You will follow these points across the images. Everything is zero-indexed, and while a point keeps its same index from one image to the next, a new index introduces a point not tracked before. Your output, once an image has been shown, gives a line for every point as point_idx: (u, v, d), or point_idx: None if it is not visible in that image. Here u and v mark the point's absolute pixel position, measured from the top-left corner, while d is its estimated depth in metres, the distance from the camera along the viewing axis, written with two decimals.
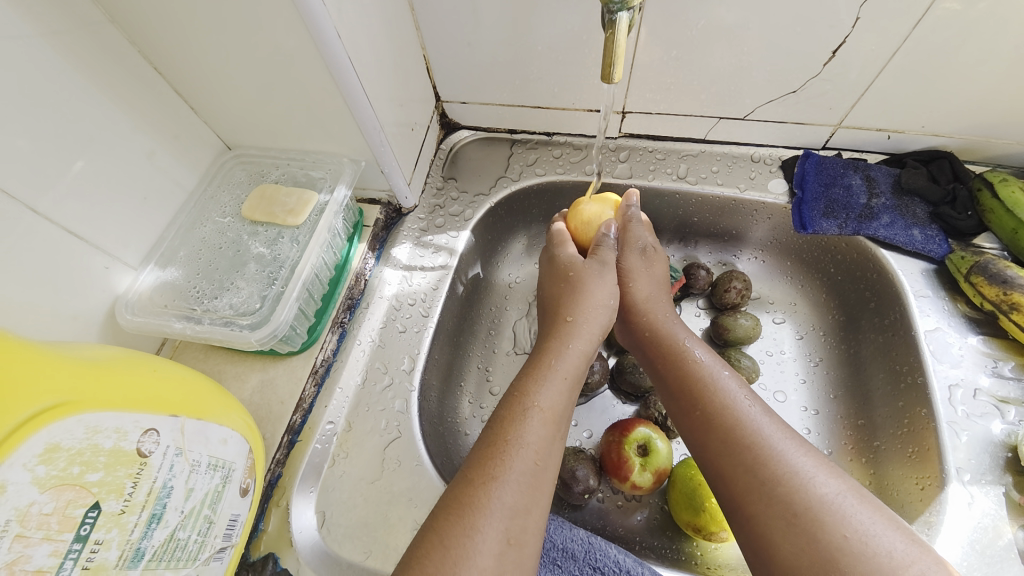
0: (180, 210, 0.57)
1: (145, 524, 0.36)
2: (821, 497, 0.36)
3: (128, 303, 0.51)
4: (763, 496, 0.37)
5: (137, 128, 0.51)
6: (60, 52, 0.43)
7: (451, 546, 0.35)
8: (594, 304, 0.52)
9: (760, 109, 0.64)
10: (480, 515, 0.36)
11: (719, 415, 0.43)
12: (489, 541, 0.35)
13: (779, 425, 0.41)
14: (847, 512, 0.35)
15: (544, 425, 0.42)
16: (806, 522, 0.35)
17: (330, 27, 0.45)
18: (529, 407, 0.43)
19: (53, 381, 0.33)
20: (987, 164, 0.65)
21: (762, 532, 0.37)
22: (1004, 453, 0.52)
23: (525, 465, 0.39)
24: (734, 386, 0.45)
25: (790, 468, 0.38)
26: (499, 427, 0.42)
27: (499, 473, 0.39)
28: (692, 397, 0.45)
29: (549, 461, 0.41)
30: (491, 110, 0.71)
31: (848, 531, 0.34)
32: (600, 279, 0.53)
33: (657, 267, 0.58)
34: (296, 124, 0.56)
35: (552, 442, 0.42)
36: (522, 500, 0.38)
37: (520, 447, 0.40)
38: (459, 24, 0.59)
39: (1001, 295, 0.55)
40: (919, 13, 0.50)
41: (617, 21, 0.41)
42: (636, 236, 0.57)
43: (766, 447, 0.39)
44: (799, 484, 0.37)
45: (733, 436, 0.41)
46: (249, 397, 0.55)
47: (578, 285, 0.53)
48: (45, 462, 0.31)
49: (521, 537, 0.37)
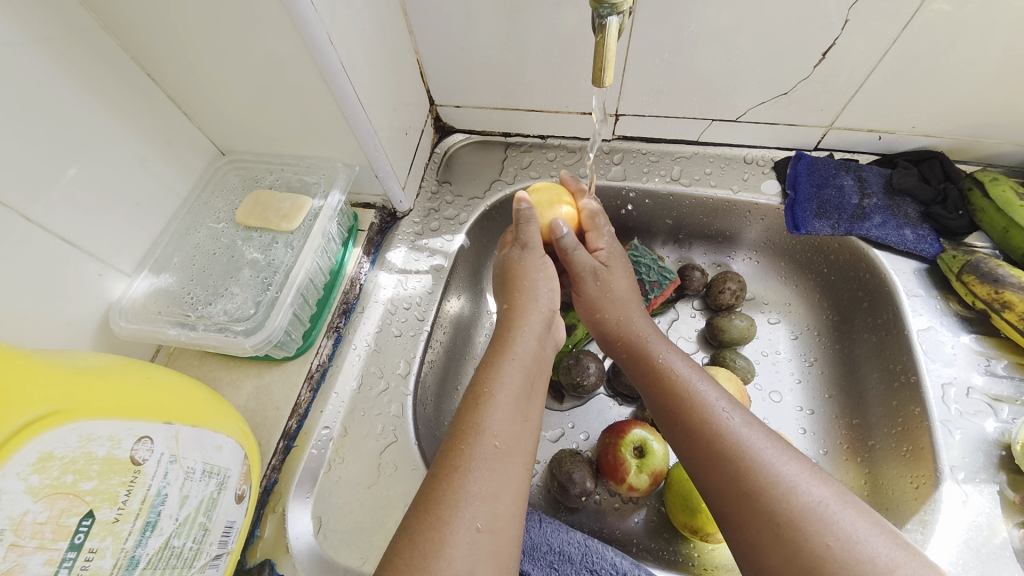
0: (174, 216, 0.57)
1: (139, 532, 0.36)
2: (805, 505, 0.36)
3: (122, 310, 0.51)
4: (749, 506, 0.38)
5: (130, 134, 0.51)
6: (53, 59, 0.43)
7: (420, 540, 0.35)
8: (527, 283, 0.54)
9: (752, 111, 0.64)
10: (448, 507, 0.37)
11: (700, 428, 0.43)
12: (460, 532, 0.36)
13: (763, 433, 0.41)
14: (831, 519, 0.35)
15: (503, 410, 0.43)
16: (791, 532, 0.35)
17: (322, 33, 0.45)
18: (482, 394, 0.43)
19: (46, 389, 0.33)
20: (977, 164, 0.65)
21: (752, 542, 0.37)
22: (998, 451, 0.52)
23: (486, 450, 0.40)
24: (712, 397, 0.45)
25: (774, 477, 0.38)
26: (459, 419, 0.42)
27: (461, 462, 0.39)
28: (673, 412, 0.46)
29: (514, 444, 0.41)
30: (485, 113, 0.71)
31: (832, 539, 0.34)
32: (523, 258, 0.55)
33: (616, 284, 0.56)
34: (289, 129, 0.56)
35: (513, 425, 0.42)
36: (489, 486, 0.38)
37: (479, 433, 0.41)
38: (452, 28, 0.59)
39: (992, 294, 0.55)
40: (908, 14, 0.51)
41: (607, 25, 0.41)
42: (582, 265, 0.56)
43: (748, 456, 0.39)
44: (783, 493, 0.37)
45: (715, 447, 0.41)
46: (245, 403, 0.55)
47: (507, 273, 0.55)
48: (39, 471, 0.31)
49: (494, 525, 0.37)
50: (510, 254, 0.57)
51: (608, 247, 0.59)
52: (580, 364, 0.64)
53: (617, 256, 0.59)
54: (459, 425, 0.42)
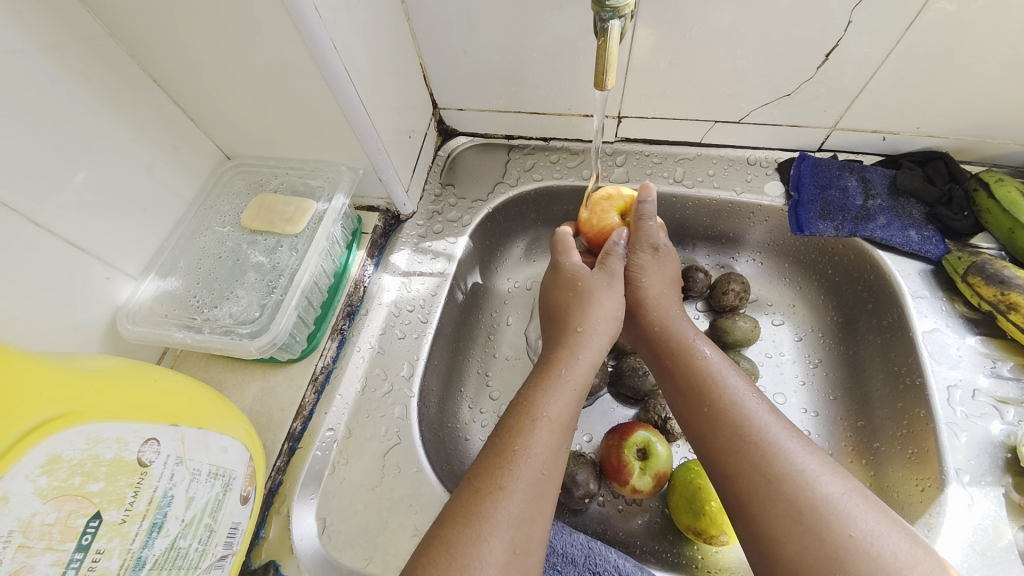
0: (180, 220, 0.58)
1: (146, 533, 0.37)
2: (826, 497, 0.36)
3: (129, 313, 0.52)
4: (768, 493, 0.37)
5: (137, 140, 0.52)
6: (60, 66, 0.44)
7: (457, 555, 0.35)
8: (604, 318, 0.51)
9: (755, 112, 0.64)
10: (486, 526, 0.37)
11: (727, 412, 0.43)
12: (495, 551, 0.36)
13: (784, 425, 0.42)
14: (851, 513, 0.35)
15: (551, 434, 0.43)
16: (811, 522, 0.35)
17: (325, 37, 0.45)
18: (535, 416, 0.43)
19: (55, 392, 0.33)
20: (983, 165, 0.65)
21: (768, 531, 0.36)
22: (1004, 453, 0.52)
23: (531, 475, 0.40)
24: (741, 384, 0.45)
25: (796, 467, 0.38)
26: (507, 437, 0.42)
27: (505, 483, 0.39)
28: (700, 394, 0.45)
29: (555, 469, 0.42)
30: (488, 116, 0.71)
31: (854, 530, 0.34)
32: (607, 290, 0.53)
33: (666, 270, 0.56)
34: (294, 133, 0.57)
35: (558, 450, 0.43)
36: (528, 509, 0.39)
37: (527, 457, 0.41)
38: (455, 32, 0.60)
39: (998, 295, 0.55)
40: (910, 15, 0.50)
41: (609, 29, 0.41)
42: (647, 237, 0.56)
43: (771, 445, 0.40)
44: (805, 483, 0.37)
45: (740, 433, 0.41)
46: (250, 405, 0.55)
47: (585, 295, 0.52)
48: (47, 472, 0.31)
49: (527, 546, 0.38)
50: (593, 275, 0.54)
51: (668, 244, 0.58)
52: None
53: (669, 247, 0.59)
54: (501, 443, 0.42)
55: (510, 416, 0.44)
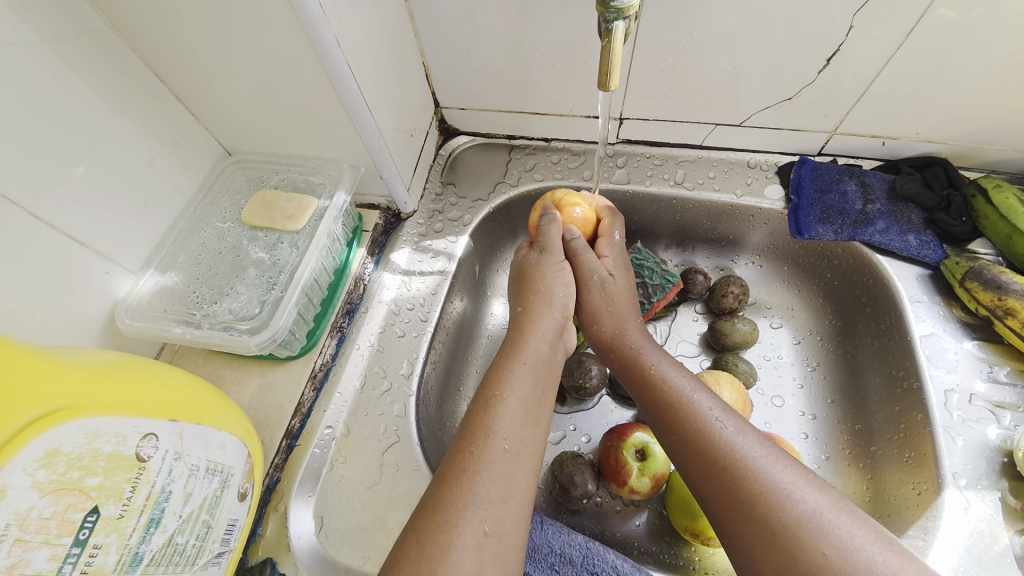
0: (180, 215, 0.57)
1: (143, 529, 0.36)
2: (800, 513, 0.36)
3: (128, 308, 0.51)
4: (743, 515, 0.38)
5: (138, 134, 0.52)
6: (62, 60, 0.44)
7: (427, 543, 0.35)
8: (543, 287, 0.54)
9: (756, 116, 0.64)
10: (456, 510, 0.37)
11: (694, 437, 0.43)
12: (467, 535, 0.36)
13: (757, 441, 0.41)
14: (826, 527, 0.35)
15: (513, 414, 0.43)
16: (786, 540, 0.35)
17: (329, 34, 0.45)
18: (493, 398, 0.44)
19: (54, 385, 0.33)
20: (982, 170, 0.65)
21: (749, 549, 0.37)
22: (1000, 457, 0.52)
23: (496, 454, 0.40)
24: (706, 405, 0.45)
25: (768, 485, 0.38)
26: (469, 420, 0.43)
27: (470, 465, 0.39)
28: (668, 422, 0.46)
29: (523, 449, 0.42)
30: (490, 116, 0.72)
31: (828, 547, 0.34)
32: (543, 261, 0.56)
33: (620, 296, 0.57)
34: (295, 129, 0.57)
35: (523, 429, 0.43)
36: (497, 490, 0.39)
37: (489, 437, 0.41)
38: (458, 31, 0.60)
39: (995, 300, 0.55)
40: (912, 22, 0.51)
41: (614, 30, 0.42)
42: (590, 269, 0.56)
43: (743, 465, 0.39)
44: (778, 502, 0.37)
45: (710, 457, 0.41)
46: (248, 402, 0.55)
47: (526, 275, 0.56)
48: (45, 466, 0.31)
49: (500, 528, 0.37)
50: (528, 257, 0.58)
51: (614, 257, 0.59)
52: (583, 366, 0.64)
53: (620, 264, 0.59)
54: (468, 429, 0.42)
55: (474, 400, 0.45)
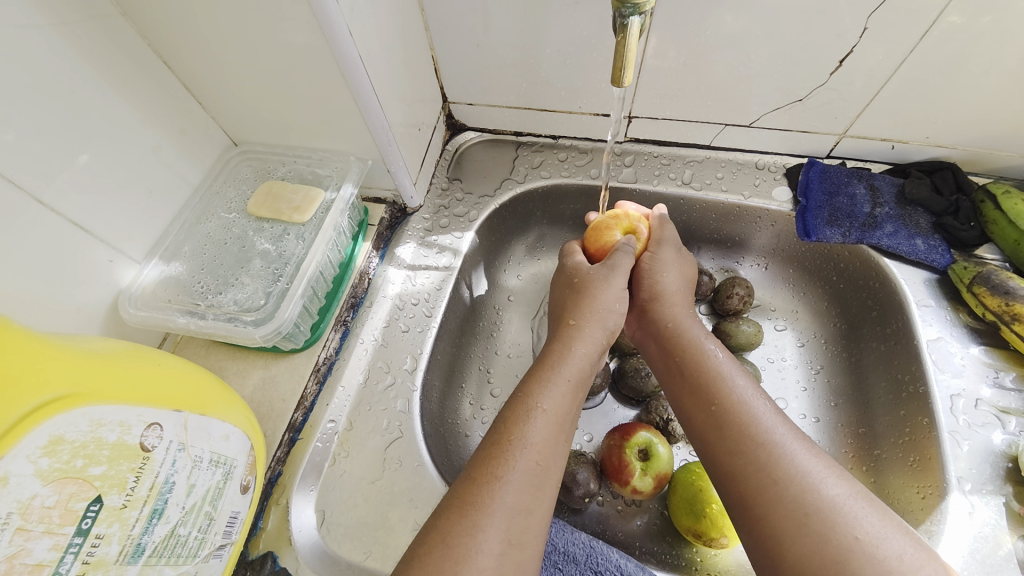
0: (186, 204, 0.57)
1: (146, 520, 0.36)
2: (832, 498, 0.36)
3: (131, 297, 0.51)
4: (775, 494, 0.37)
5: (145, 122, 0.51)
6: (69, 43, 0.43)
7: (454, 546, 0.35)
8: (599, 305, 0.52)
9: (765, 117, 0.64)
10: (483, 515, 0.37)
11: (733, 414, 0.43)
12: (490, 541, 0.36)
13: (788, 428, 0.41)
14: (857, 514, 0.35)
15: (546, 425, 0.42)
16: (817, 524, 0.35)
17: (342, 23, 0.45)
18: (531, 407, 0.43)
19: (60, 372, 0.32)
20: (990, 176, 0.65)
21: (775, 530, 0.36)
22: (1005, 463, 0.52)
23: (527, 465, 0.40)
24: (748, 385, 0.45)
25: (801, 469, 0.38)
26: (504, 427, 0.42)
27: (502, 472, 0.39)
28: (705, 396, 0.45)
29: (552, 461, 0.41)
30: (498, 112, 0.71)
31: (860, 533, 0.34)
32: (605, 284, 0.54)
33: (683, 270, 0.59)
34: (303, 120, 0.56)
35: (555, 443, 0.42)
36: (523, 501, 0.38)
37: (525, 447, 0.40)
38: (468, 24, 0.59)
39: (1003, 305, 0.55)
40: (924, 26, 0.51)
41: (629, 25, 0.41)
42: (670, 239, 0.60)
43: (778, 448, 0.40)
44: (810, 486, 0.37)
45: (746, 434, 0.41)
46: (251, 394, 0.55)
47: (580, 292, 0.54)
48: (49, 454, 0.31)
49: (522, 537, 0.37)
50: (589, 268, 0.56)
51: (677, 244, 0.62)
52: None
53: None
54: (496, 436, 0.42)
55: (508, 407, 0.44)
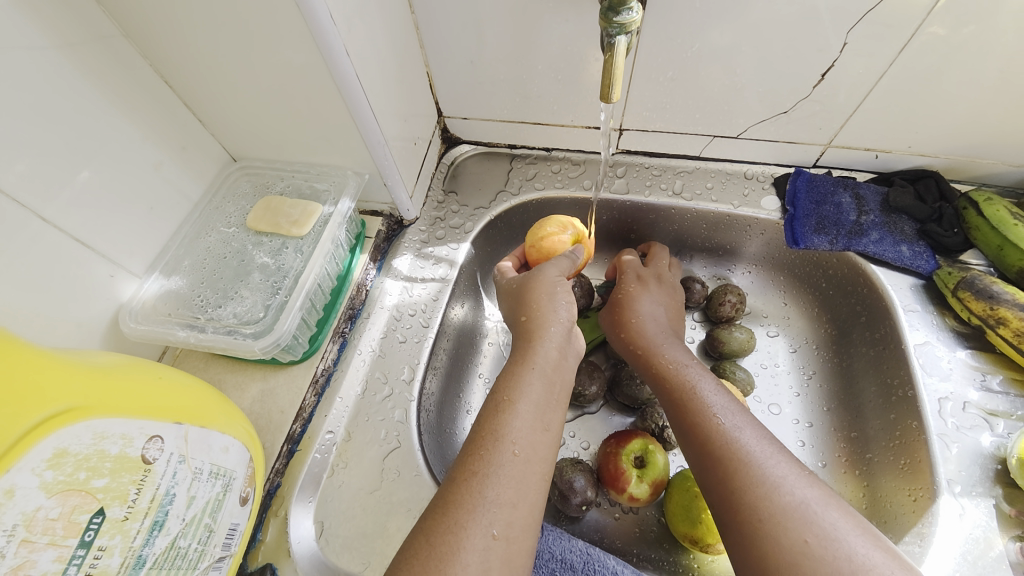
0: (186, 220, 0.58)
1: (147, 531, 0.37)
2: (788, 504, 0.38)
3: (132, 311, 0.52)
4: (734, 501, 0.39)
5: (146, 139, 0.52)
6: (74, 64, 0.45)
7: (436, 544, 0.36)
8: (545, 293, 0.54)
9: (753, 128, 0.66)
10: (464, 512, 0.37)
11: (697, 430, 0.45)
12: (474, 537, 0.36)
13: (756, 436, 0.43)
14: (811, 519, 0.37)
15: (523, 418, 0.43)
16: (771, 529, 0.37)
17: (339, 43, 0.46)
18: (502, 402, 0.44)
19: (65, 386, 0.33)
20: (972, 183, 0.67)
21: (736, 534, 0.39)
22: (994, 465, 0.53)
23: (505, 457, 0.40)
24: (712, 400, 0.47)
25: (760, 476, 0.40)
26: (479, 425, 0.43)
27: (480, 468, 0.40)
28: (675, 414, 0.48)
29: (534, 452, 0.42)
30: (492, 126, 0.73)
31: (811, 536, 0.36)
32: (540, 274, 0.56)
33: (623, 304, 0.62)
34: (300, 136, 0.58)
35: (533, 434, 0.43)
36: (506, 494, 0.39)
37: (497, 440, 0.41)
38: (462, 42, 0.61)
39: (987, 310, 0.56)
40: (903, 40, 0.52)
41: (615, 44, 0.43)
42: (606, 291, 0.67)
43: (738, 457, 0.41)
44: (767, 492, 0.39)
45: (709, 447, 0.43)
46: (250, 406, 0.55)
47: (525, 286, 0.55)
48: (53, 467, 0.31)
49: (509, 532, 0.37)
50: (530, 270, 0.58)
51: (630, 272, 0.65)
52: (583, 374, 0.65)
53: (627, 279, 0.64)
54: (477, 433, 0.43)
55: (485, 404, 0.45)
